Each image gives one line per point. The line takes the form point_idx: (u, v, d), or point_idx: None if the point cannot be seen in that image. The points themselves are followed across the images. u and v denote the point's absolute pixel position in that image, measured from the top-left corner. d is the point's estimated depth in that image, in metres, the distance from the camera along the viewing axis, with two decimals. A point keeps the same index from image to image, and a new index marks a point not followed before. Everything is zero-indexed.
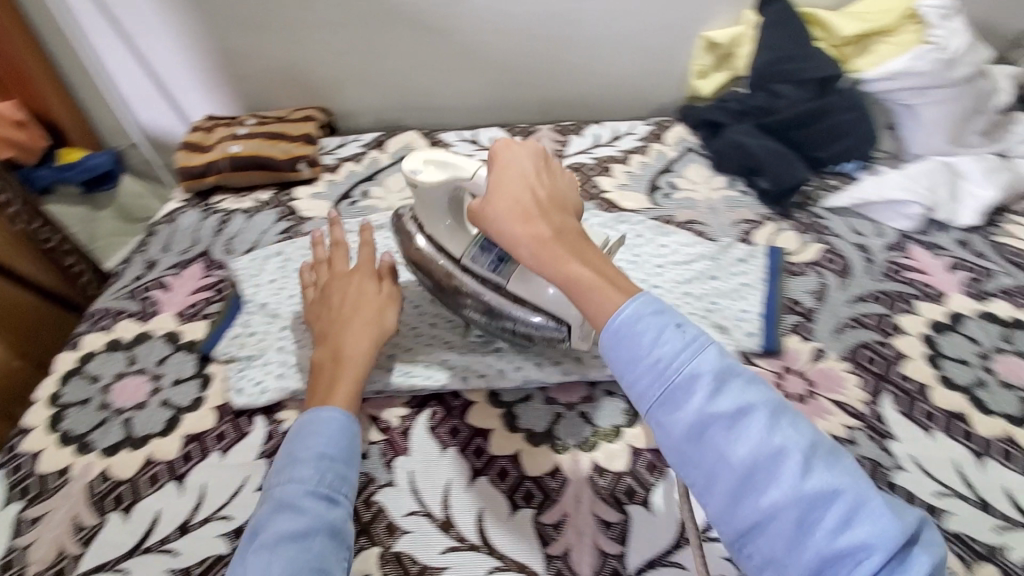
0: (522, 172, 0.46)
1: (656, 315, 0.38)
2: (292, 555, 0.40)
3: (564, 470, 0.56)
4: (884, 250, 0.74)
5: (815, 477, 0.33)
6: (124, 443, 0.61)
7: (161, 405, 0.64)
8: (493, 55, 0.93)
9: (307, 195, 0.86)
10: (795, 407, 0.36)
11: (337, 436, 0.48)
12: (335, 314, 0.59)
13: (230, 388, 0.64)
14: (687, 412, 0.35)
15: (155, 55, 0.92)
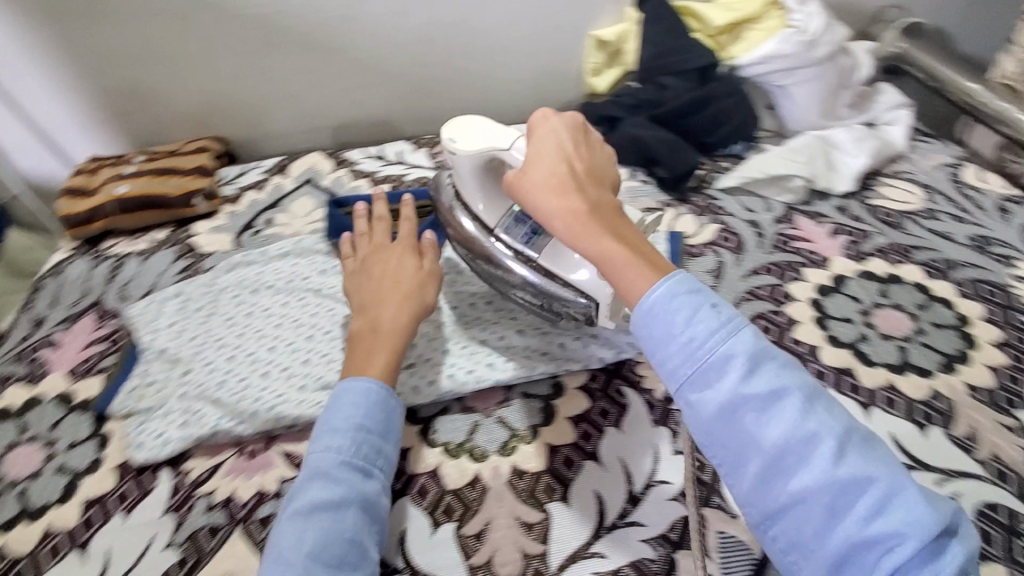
0: (559, 147, 0.48)
1: (692, 297, 0.39)
2: (326, 526, 0.41)
3: (485, 478, 0.50)
4: (773, 224, 0.72)
5: (846, 463, 0.34)
6: (18, 518, 0.53)
7: (57, 471, 0.56)
8: (390, 67, 0.88)
9: (205, 229, 0.77)
10: (830, 395, 0.37)
11: (373, 409, 0.48)
12: (374, 283, 0.57)
13: (130, 444, 0.56)
14: (720, 392, 0.36)
15: (28, 101, 0.83)
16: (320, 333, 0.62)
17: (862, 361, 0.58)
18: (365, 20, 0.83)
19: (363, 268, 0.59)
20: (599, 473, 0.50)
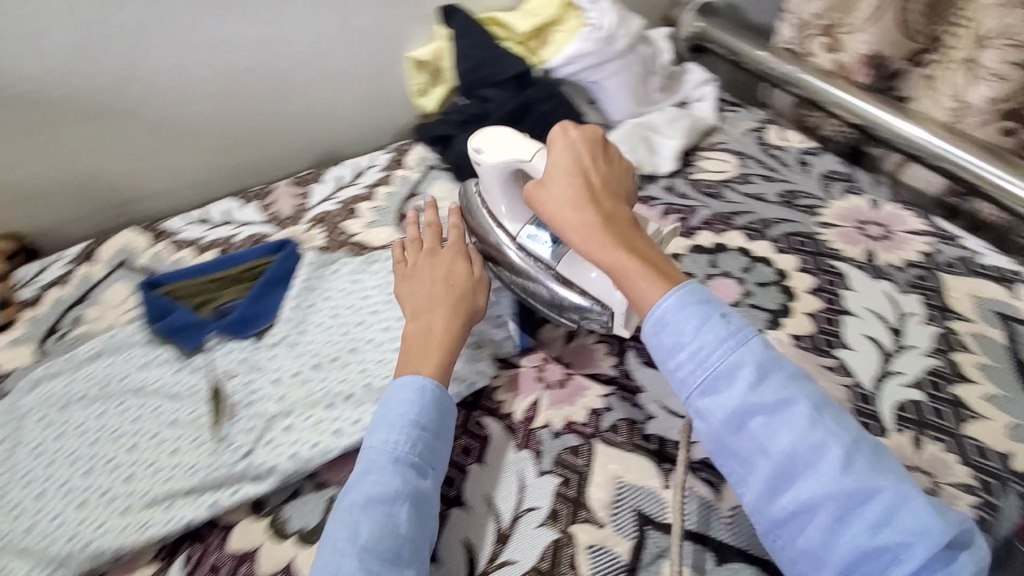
0: (582, 157, 0.58)
1: (702, 310, 0.48)
2: (380, 522, 0.47)
3: (528, 478, 0.56)
4: (871, 285, 0.71)
5: (855, 473, 0.42)
6: (154, 438, 0.63)
7: (187, 403, 0.66)
8: (511, 84, 0.94)
9: (350, 225, 0.89)
10: (835, 406, 0.46)
11: (701, 315, 0.48)
12: (603, 195, 0.56)
13: (246, 394, 0.65)
14: (731, 396, 0.45)
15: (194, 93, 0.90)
16: (407, 322, 0.71)
17: (951, 442, 0.56)
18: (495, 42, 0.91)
19: (548, 186, 0.58)
20: (638, 494, 0.54)
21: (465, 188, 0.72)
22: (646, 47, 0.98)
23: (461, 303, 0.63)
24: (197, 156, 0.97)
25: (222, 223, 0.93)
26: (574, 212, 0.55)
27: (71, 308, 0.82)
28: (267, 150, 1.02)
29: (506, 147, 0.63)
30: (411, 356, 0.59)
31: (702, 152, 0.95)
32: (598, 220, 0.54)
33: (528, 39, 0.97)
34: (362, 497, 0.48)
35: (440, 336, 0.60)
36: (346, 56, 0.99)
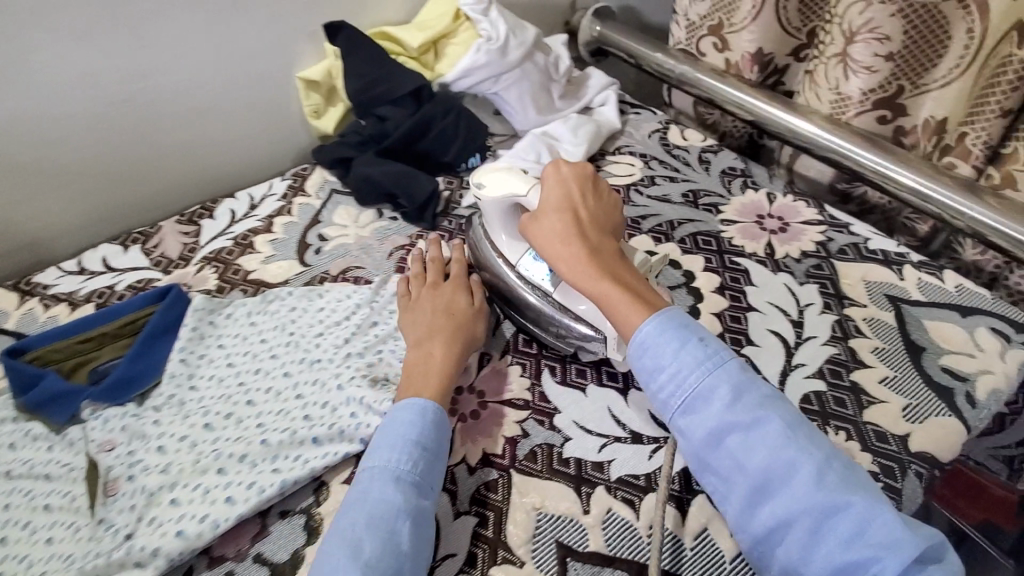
0: (569, 194, 0.62)
1: (680, 334, 0.50)
2: (382, 538, 0.45)
3: (443, 521, 0.53)
4: (773, 278, 0.72)
5: (828, 490, 0.43)
6: (19, 531, 0.55)
7: (59, 484, 0.58)
8: (407, 99, 0.91)
9: (249, 263, 0.84)
10: (812, 425, 0.47)
11: (427, 429, 0.53)
12: (591, 230, 0.60)
13: (126, 467, 0.58)
14: (709, 416, 0.47)
15: (49, 127, 0.81)
16: (309, 366, 0.66)
17: (853, 429, 0.58)
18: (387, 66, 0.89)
19: (543, 220, 0.61)
20: (557, 523, 0.52)
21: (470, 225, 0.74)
22: (543, 55, 0.97)
23: (462, 329, 0.63)
24: (68, 201, 0.87)
25: (102, 271, 0.85)
26: (565, 245, 0.58)
27: None
28: (149, 186, 0.93)
29: (503, 184, 0.66)
30: (412, 376, 0.58)
31: (607, 157, 0.95)
32: (584, 255, 0.57)
33: (422, 53, 0.94)
34: (365, 513, 0.47)
35: (442, 360, 0.60)
36: (226, 83, 0.92)
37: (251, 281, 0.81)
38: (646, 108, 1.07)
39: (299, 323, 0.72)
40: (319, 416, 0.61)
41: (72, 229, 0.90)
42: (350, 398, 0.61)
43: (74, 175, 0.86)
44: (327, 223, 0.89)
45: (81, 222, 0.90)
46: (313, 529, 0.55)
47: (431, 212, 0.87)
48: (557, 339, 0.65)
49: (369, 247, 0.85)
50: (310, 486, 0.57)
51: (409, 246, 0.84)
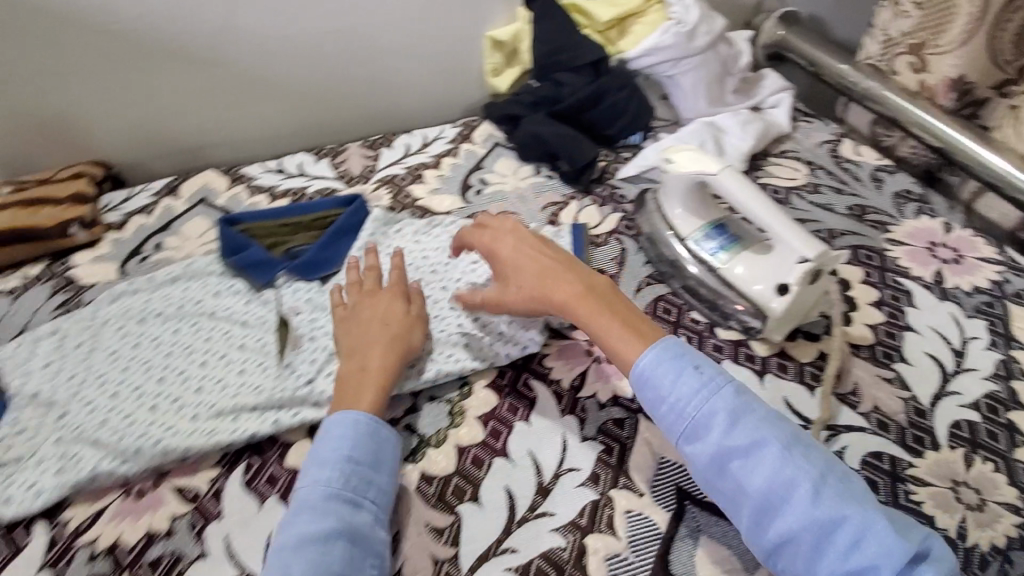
0: (528, 246, 0.62)
1: (677, 362, 0.51)
2: (312, 557, 0.45)
3: (570, 441, 0.57)
4: (938, 304, 0.70)
5: (825, 505, 0.45)
6: (220, 358, 0.66)
7: (254, 331, 0.69)
8: (587, 66, 0.94)
9: (422, 191, 0.93)
10: (806, 442, 0.48)
11: (361, 442, 0.52)
12: (566, 269, 0.60)
13: (307, 331, 0.68)
14: (709, 444, 0.48)
15: (267, 42, 0.93)
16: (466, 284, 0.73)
17: (1002, 464, 0.58)
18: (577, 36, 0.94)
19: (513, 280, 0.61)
20: (679, 470, 0.55)
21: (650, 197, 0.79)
22: (727, 47, 0.97)
23: (400, 342, 0.60)
24: (276, 110, 1.01)
25: (296, 174, 0.98)
26: (557, 284, 0.59)
27: (152, 236, 0.87)
28: (337, 111, 1.04)
29: (696, 161, 0.68)
30: (346, 392, 0.56)
31: (770, 158, 0.94)
32: (582, 288, 0.58)
33: (609, 28, 0.96)
34: (297, 534, 0.46)
35: (376, 374, 0.57)
36: (428, 31, 1.00)
37: (420, 208, 0.90)
38: (819, 119, 1.05)
39: (453, 248, 0.79)
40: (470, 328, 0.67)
41: (275, 134, 1.04)
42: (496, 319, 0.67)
43: (278, 88, 0.98)
44: (490, 170, 0.96)
45: (283, 130, 1.03)
46: (455, 417, 0.60)
47: (588, 177, 0.91)
48: (710, 311, 0.69)
49: (525, 197, 0.90)
50: (457, 383, 0.63)
51: (561, 203, 0.88)
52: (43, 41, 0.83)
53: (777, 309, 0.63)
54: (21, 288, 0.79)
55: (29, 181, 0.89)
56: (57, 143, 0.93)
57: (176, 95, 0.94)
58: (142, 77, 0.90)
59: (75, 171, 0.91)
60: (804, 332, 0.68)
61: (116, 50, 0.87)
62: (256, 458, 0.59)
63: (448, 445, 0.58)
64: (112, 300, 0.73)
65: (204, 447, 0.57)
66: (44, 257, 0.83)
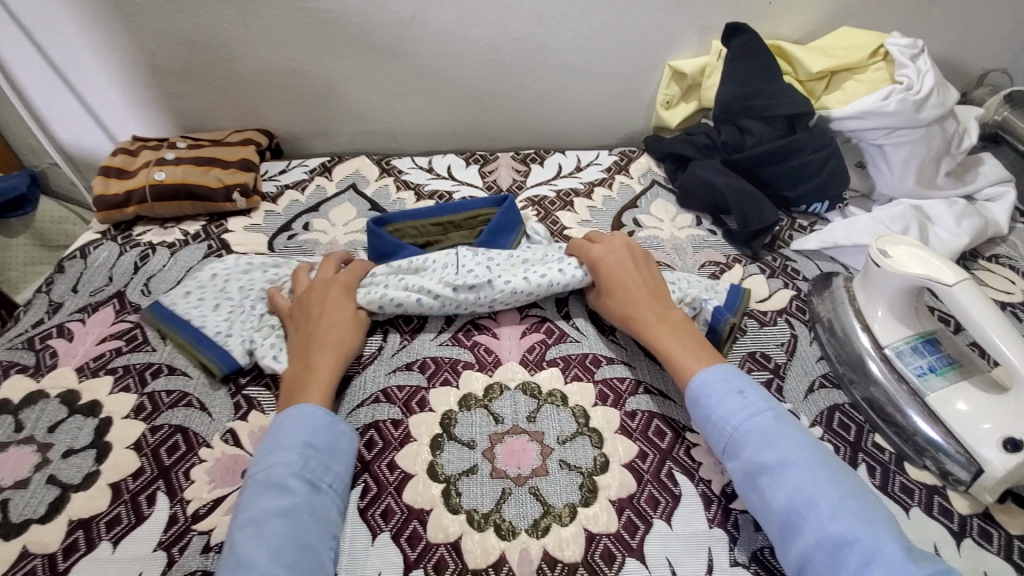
0: (624, 261, 0.65)
1: (724, 382, 0.54)
2: (279, 530, 0.46)
3: (718, 565, 0.50)
4: None
5: (844, 527, 0.44)
6: (354, 366, 0.65)
7: (389, 344, 0.67)
8: (780, 118, 0.83)
9: (574, 223, 0.87)
10: (837, 471, 0.48)
11: (319, 428, 0.53)
12: (653, 300, 0.62)
13: (442, 358, 0.66)
14: (743, 461, 0.50)
15: (444, 40, 0.91)
16: (614, 341, 0.67)
17: None
18: (776, 84, 0.84)
19: (607, 290, 0.64)
20: None
21: (841, 285, 0.68)
22: (953, 123, 0.83)
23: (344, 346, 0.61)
24: (435, 109, 0.99)
25: (444, 176, 0.95)
26: (647, 300, 0.62)
27: (301, 214, 0.87)
28: (491, 119, 1.02)
29: (922, 263, 0.58)
30: (293, 386, 0.57)
31: (979, 261, 0.80)
32: (667, 311, 0.62)
33: (813, 79, 0.86)
34: (260, 509, 0.47)
35: (322, 373, 0.58)
36: (607, 52, 0.94)
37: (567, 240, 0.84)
38: None
39: None
40: (612, 396, 0.62)
41: (428, 132, 1.03)
42: (642, 396, 0.62)
43: (443, 86, 0.96)
44: (645, 211, 0.88)
45: (436, 128, 1.02)
46: (588, 495, 0.54)
47: (759, 242, 0.80)
48: (898, 439, 0.58)
49: (682, 250, 0.82)
50: (591, 456, 0.57)
51: (723, 265, 0.79)
52: (246, 12, 0.86)
53: (1004, 467, 0.51)
54: (179, 243, 0.82)
55: (204, 139, 0.92)
56: (234, 106, 0.97)
57: (349, 80, 0.94)
58: (321, 58, 0.91)
59: (245, 136, 0.94)
60: (1014, 495, 0.55)
61: (307, 28, 0.88)
62: (371, 486, 0.55)
63: (577, 525, 0.52)
64: (279, 273, 0.73)
65: None
66: (203, 215, 0.86)
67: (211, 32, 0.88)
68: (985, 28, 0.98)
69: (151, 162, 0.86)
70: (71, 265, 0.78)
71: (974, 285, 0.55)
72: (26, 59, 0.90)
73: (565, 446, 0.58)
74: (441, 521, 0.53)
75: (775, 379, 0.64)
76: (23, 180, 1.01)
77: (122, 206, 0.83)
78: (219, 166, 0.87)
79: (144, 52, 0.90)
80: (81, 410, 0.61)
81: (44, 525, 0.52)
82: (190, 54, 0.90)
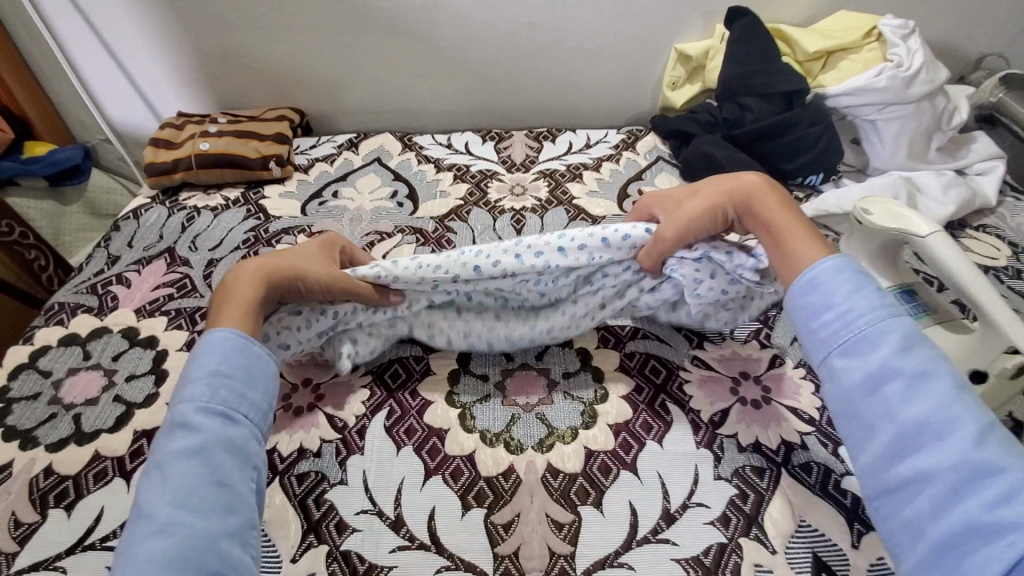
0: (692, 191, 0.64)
1: (858, 283, 0.48)
2: (187, 468, 0.43)
3: (703, 478, 0.56)
4: None
5: (984, 451, 0.38)
6: None
7: None
8: (778, 96, 0.89)
9: (583, 193, 0.93)
10: (979, 398, 0.42)
11: (229, 356, 0.50)
12: (738, 200, 0.59)
13: None
14: (870, 363, 0.44)
15: (464, 23, 0.97)
16: None
17: None
18: (773, 64, 0.89)
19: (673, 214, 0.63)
20: (817, 539, 0.52)
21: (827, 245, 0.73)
22: (943, 101, 0.88)
23: (284, 268, 0.59)
24: (454, 89, 1.06)
25: (462, 151, 1.02)
26: (732, 200, 0.60)
27: (330, 183, 0.95)
28: (508, 99, 1.08)
29: (898, 219, 0.63)
30: (218, 304, 0.55)
31: (966, 230, 0.85)
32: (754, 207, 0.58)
33: (810, 60, 0.92)
34: (168, 448, 0.44)
35: (241, 295, 0.55)
36: (617, 35, 1.00)
37: (576, 208, 0.91)
38: None
39: None
40: (612, 340, 0.68)
41: (448, 112, 1.10)
42: (640, 340, 0.68)
43: (463, 66, 1.03)
44: (650, 183, 0.95)
45: (455, 108, 1.09)
46: (589, 419, 0.61)
47: None
48: None
49: None
50: (592, 388, 0.63)
51: None
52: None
53: None
54: (221, 207, 0.90)
55: (242, 115, 1.00)
56: (271, 86, 1.05)
57: (376, 62, 1.02)
58: (352, 40, 0.99)
59: (279, 113, 1.02)
60: None
61: (338, 12, 0.95)
62: (396, 409, 0.62)
63: (578, 443, 0.59)
64: None
65: (362, 395, 0.63)
66: (242, 183, 0.94)
67: (250, 17, 0.96)
68: (982, 13, 1.02)
69: (195, 134, 0.94)
70: (126, 224, 0.87)
71: (944, 236, 0.60)
72: (84, 42, 1.00)
73: (569, 380, 0.64)
74: (458, 438, 0.59)
75: (765, 328, 0.69)
76: (78, 153, 1.10)
77: (170, 173, 0.92)
78: (256, 137, 0.94)
79: (188, 35, 0.98)
80: (141, 343, 0.69)
81: (113, 433, 0.60)
82: (231, 36, 0.98)
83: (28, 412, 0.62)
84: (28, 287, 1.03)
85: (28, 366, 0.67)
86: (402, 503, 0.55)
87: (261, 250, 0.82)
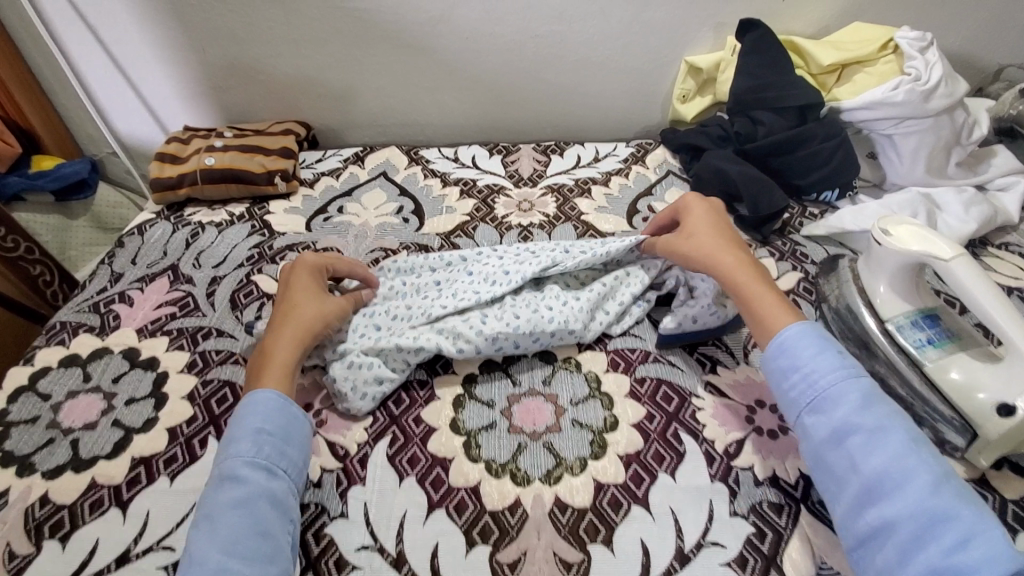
0: (707, 217, 0.66)
1: (819, 342, 0.52)
2: (235, 522, 0.46)
3: (718, 515, 0.54)
4: None
5: (938, 499, 0.42)
6: None
7: None
8: (794, 109, 0.86)
9: (591, 209, 0.91)
10: (931, 448, 0.46)
11: (272, 414, 0.53)
12: (733, 247, 0.62)
13: None
14: (833, 420, 0.48)
15: (471, 36, 0.96)
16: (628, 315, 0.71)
17: None
18: (787, 76, 0.87)
19: (688, 234, 0.65)
20: None
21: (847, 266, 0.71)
22: (963, 114, 0.85)
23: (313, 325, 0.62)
24: (462, 101, 1.05)
25: (469, 165, 1.00)
26: (724, 250, 0.62)
27: (335, 199, 0.94)
28: (515, 112, 1.07)
29: (922, 240, 0.60)
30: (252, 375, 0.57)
31: (988, 249, 0.82)
32: (746, 261, 0.61)
33: (824, 73, 0.90)
34: (217, 499, 0.47)
35: (278, 360, 0.58)
36: (627, 46, 0.98)
37: (584, 224, 0.89)
38: None
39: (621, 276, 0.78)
40: (623, 364, 0.66)
41: (455, 124, 1.08)
42: (651, 364, 0.66)
43: (470, 79, 1.02)
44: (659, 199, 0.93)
45: (463, 121, 1.08)
46: (599, 449, 0.58)
47: (769, 228, 0.84)
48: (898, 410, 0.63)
49: None
50: (602, 416, 0.61)
51: None
52: (289, 11, 0.93)
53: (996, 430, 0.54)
54: (225, 223, 0.89)
55: (248, 129, 1.00)
56: (278, 99, 1.04)
57: (383, 75, 1.01)
58: (358, 53, 0.98)
59: (285, 127, 1.01)
60: (1011, 462, 0.59)
61: (345, 26, 0.94)
62: (399, 437, 0.60)
63: (587, 475, 0.57)
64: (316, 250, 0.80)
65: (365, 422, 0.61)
66: (247, 198, 0.93)
67: (257, 30, 0.95)
68: (1002, 23, 1.00)
69: (201, 149, 0.93)
70: (130, 240, 0.86)
71: (969, 259, 0.57)
72: (91, 56, 0.99)
73: (578, 407, 0.62)
74: (462, 469, 0.58)
75: None
76: (85, 166, 1.10)
77: (175, 188, 0.91)
78: (261, 151, 0.94)
79: (194, 48, 0.98)
80: (142, 364, 0.68)
81: (111, 460, 0.59)
82: (238, 50, 0.98)
83: (25, 437, 0.61)
84: (31, 302, 1.02)
85: (27, 389, 0.65)
86: (405, 538, 0.53)
87: (265, 267, 0.81)
